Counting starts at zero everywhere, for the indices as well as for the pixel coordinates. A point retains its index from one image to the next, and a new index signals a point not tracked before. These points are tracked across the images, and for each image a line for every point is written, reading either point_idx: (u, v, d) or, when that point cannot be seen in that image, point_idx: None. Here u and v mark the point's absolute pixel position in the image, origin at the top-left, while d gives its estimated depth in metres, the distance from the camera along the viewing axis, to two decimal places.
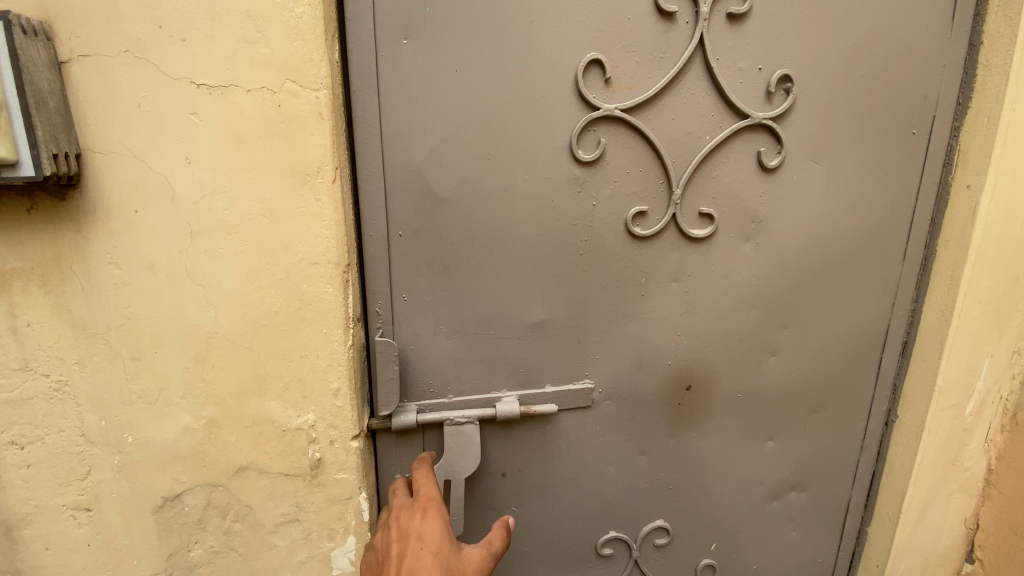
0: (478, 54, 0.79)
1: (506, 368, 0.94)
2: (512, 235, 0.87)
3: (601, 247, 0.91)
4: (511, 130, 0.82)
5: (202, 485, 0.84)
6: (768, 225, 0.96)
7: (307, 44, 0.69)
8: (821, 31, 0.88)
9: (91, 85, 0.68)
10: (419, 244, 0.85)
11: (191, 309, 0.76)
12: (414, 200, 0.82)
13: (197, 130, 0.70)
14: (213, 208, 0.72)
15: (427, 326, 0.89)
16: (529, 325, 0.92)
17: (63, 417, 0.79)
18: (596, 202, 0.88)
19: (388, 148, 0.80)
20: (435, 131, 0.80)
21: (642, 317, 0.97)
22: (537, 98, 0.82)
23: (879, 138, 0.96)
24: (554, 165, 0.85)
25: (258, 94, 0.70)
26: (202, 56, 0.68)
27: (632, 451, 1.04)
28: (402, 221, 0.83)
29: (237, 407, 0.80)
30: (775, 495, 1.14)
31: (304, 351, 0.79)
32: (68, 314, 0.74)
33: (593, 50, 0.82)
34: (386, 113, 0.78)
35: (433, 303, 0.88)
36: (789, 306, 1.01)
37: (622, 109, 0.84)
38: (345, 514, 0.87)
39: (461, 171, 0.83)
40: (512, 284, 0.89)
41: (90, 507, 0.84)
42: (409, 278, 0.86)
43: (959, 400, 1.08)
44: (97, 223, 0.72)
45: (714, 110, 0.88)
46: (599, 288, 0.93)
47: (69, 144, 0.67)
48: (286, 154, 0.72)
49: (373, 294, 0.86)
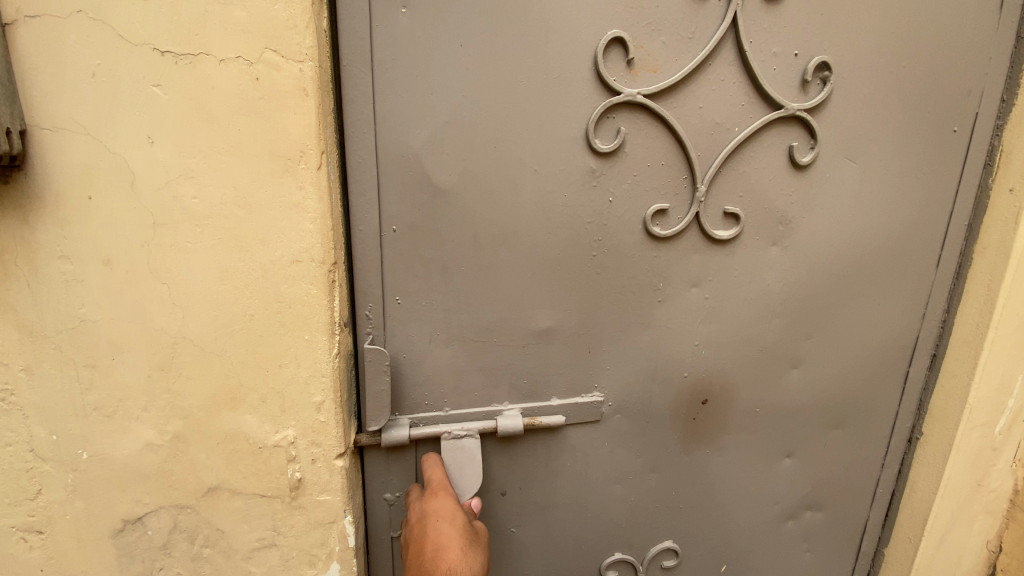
0: (487, 27, 0.70)
1: (509, 378, 0.85)
2: (518, 233, 0.79)
3: (616, 248, 0.83)
4: (521, 115, 0.74)
5: (167, 507, 0.75)
6: (797, 226, 0.88)
7: (290, 8, 0.60)
8: (864, 14, 0.80)
9: (38, 50, 0.59)
10: (414, 241, 0.76)
11: (154, 311, 0.66)
12: (411, 191, 0.74)
13: (161, 105, 0.61)
14: (179, 196, 0.63)
15: (423, 332, 0.80)
16: (534, 332, 0.84)
17: (10, 431, 0.70)
18: (613, 198, 0.80)
19: (383, 131, 0.71)
20: (436, 114, 0.71)
21: (657, 325, 0.89)
22: (551, 79, 0.73)
23: (917, 135, 0.88)
24: (567, 155, 0.77)
25: (233, 65, 0.60)
26: (168, 18, 0.59)
27: (642, 469, 0.96)
28: (397, 215, 0.74)
29: (208, 421, 0.71)
30: (791, 515, 1.07)
31: (283, 359, 0.70)
32: (12, 315, 0.65)
33: (614, 27, 0.73)
34: (381, 92, 0.69)
35: (430, 305, 0.79)
36: (814, 314, 0.94)
37: (645, 95, 0.76)
38: (328, 539, 0.79)
39: (463, 160, 0.74)
40: (517, 287, 0.81)
41: (42, 529, 0.75)
42: (403, 279, 0.77)
43: (990, 418, 1.00)
44: (46, 210, 0.62)
45: (744, 99, 0.80)
46: (612, 291, 0.85)
47: (11, 118, 0.57)
48: (265, 136, 0.62)
49: (363, 295, 0.77)
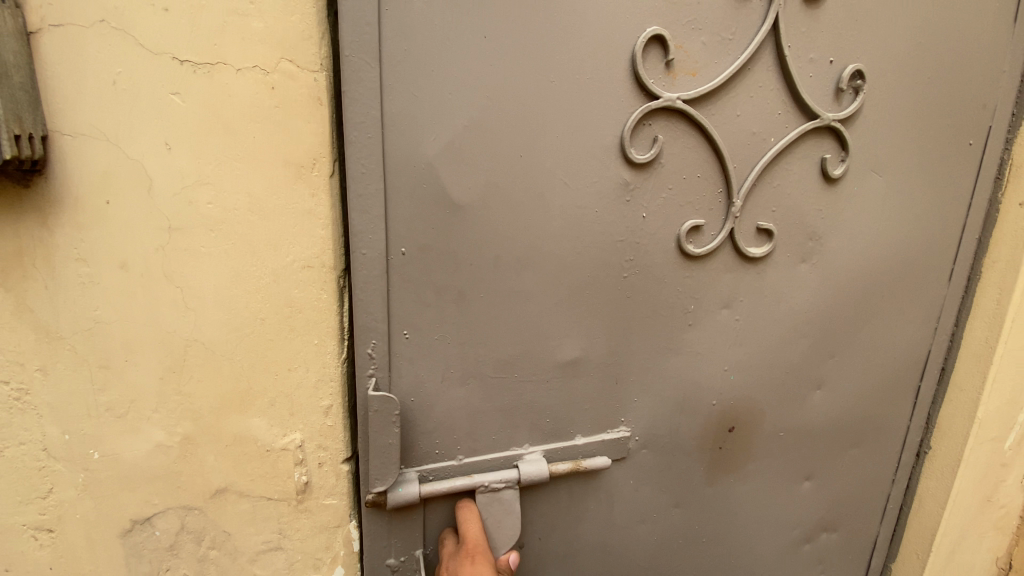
0: (507, 27, 0.67)
1: (524, 408, 0.82)
2: (544, 253, 0.76)
3: (648, 267, 0.81)
4: (546, 123, 0.71)
5: (175, 508, 0.76)
6: (826, 241, 0.88)
7: (307, 19, 0.62)
8: (895, 24, 0.80)
9: (59, 57, 0.60)
10: (426, 264, 0.71)
11: (166, 315, 0.67)
12: (424, 209, 0.69)
13: (179, 113, 0.62)
14: (194, 201, 0.64)
15: (434, 373, 0.76)
16: (560, 364, 0.81)
17: (23, 430, 0.71)
18: (646, 213, 0.79)
19: (395, 136, 0.66)
20: (453, 120, 0.68)
21: (686, 349, 0.87)
22: (578, 85, 0.71)
23: (936, 148, 0.89)
24: (600, 166, 0.75)
25: (249, 74, 0.62)
26: (187, 27, 0.60)
27: (667, 504, 0.95)
28: (407, 236, 0.70)
29: (217, 423, 0.72)
30: (808, 538, 1.06)
31: (293, 363, 0.71)
32: (29, 315, 0.66)
33: (653, 24, 0.71)
34: (390, 95, 0.65)
35: (444, 340, 0.75)
36: (838, 335, 0.95)
37: (684, 100, 0.75)
38: (333, 543, 0.79)
39: (483, 172, 0.70)
40: (540, 315, 0.78)
41: (53, 528, 0.76)
42: (413, 310, 0.73)
43: (1000, 433, 1.02)
44: (65, 214, 0.64)
45: (779, 107, 0.80)
46: (643, 317, 0.84)
47: (33, 124, 0.59)
48: (278, 143, 0.64)
49: (366, 331, 0.71)
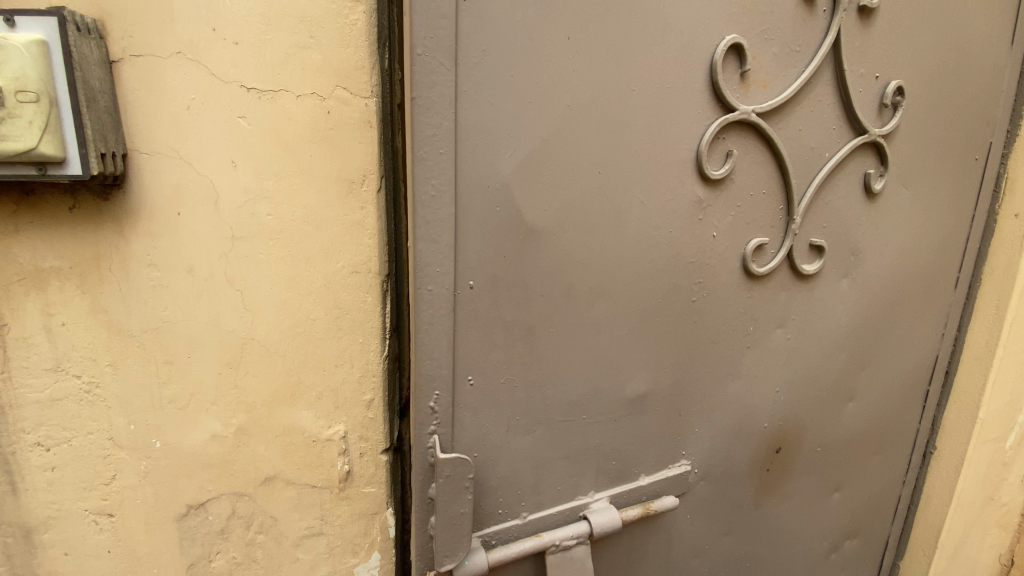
0: (580, 42, 0.66)
1: (581, 435, 0.81)
2: (617, 279, 0.77)
3: (713, 289, 0.85)
4: (613, 139, 0.72)
5: (227, 495, 0.82)
6: (866, 259, 0.95)
7: (360, 51, 0.69)
8: (919, 43, 0.86)
9: (138, 84, 0.68)
10: (496, 297, 0.70)
11: (227, 315, 0.74)
12: (495, 235, 0.68)
13: (245, 134, 0.69)
14: (255, 213, 0.71)
15: (497, 424, 0.75)
16: (629, 400, 0.83)
17: (92, 420, 0.78)
18: (716, 232, 0.82)
19: (467, 150, 0.64)
20: (528, 140, 0.67)
21: (745, 373, 0.92)
22: (649, 103, 0.72)
23: (950, 160, 0.95)
24: (676, 182, 0.77)
25: (308, 100, 0.69)
26: (255, 60, 0.68)
27: (718, 533, 0.98)
28: (476, 269, 0.68)
29: (269, 415, 0.79)
30: (834, 548, 1.11)
31: (339, 360, 0.77)
32: (104, 315, 0.74)
33: (731, 32, 0.73)
34: (463, 117, 0.63)
35: (509, 378, 0.74)
36: (870, 347, 1.00)
37: (758, 112, 0.78)
38: (370, 529, 0.85)
39: (557, 195, 0.70)
40: (611, 346, 0.80)
41: (112, 512, 0.82)
42: (479, 351, 0.71)
43: (1002, 432, 1.07)
44: (138, 224, 0.71)
45: (835, 122, 0.85)
46: (706, 341, 0.87)
47: (116, 144, 0.67)
48: (333, 161, 0.71)
49: (430, 380, 0.69)
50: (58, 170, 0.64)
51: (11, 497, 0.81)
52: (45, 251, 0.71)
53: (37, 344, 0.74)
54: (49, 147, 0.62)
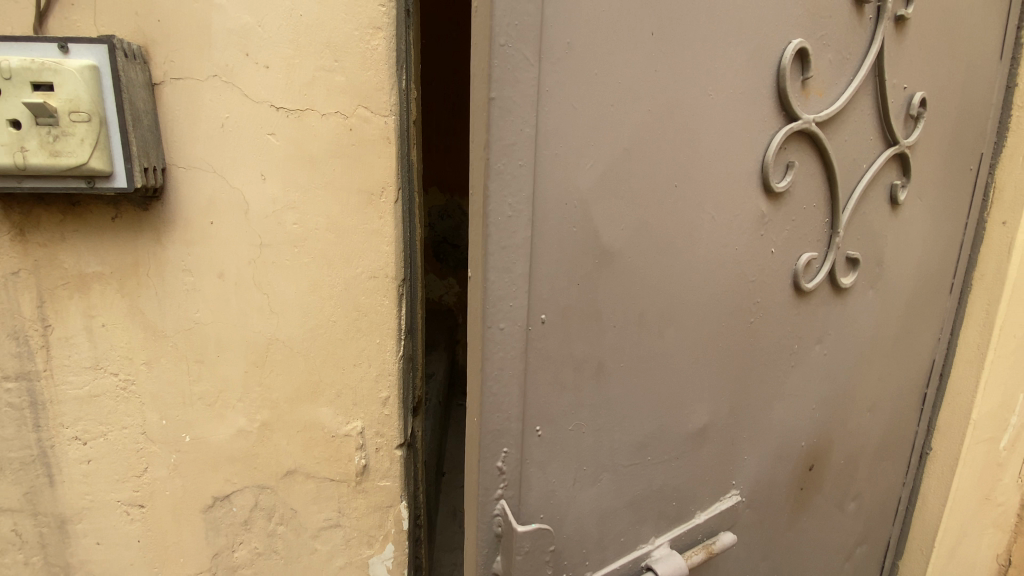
0: (663, 38, 0.59)
1: (645, 477, 0.74)
2: (686, 303, 0.71)
3: (769, 308, 0.81)
4: (689, 149, 0.65)
5: (250, 487, 0.87)
6: (888, 267, 0.96)
7: (380, 73, 0.74)
8: (928, 57, 0.88)
9: (177, 105, 0.74)
10: (567, 331, 0.61)
11: (254, 317, 0.80)
12: (571, 259, 0.59)
13: (273, 149, 0.75)
14: (282, 222, 0.77)
15: (564, 478, 0.66)
16: (691, 434, 0.77)
17: (127, 415, 0.83)
18: (775, 247, 0.79)
19: (547, 162, 0.55)
20: (608, 151, 0.59)
21: (788, 391, 0.89)
22: (723, 111, 0.67)
23: (947, 171, 0.99)
24: (744, 196, 0.73)
25: (332, 118, 0.75)
26: (284, 82, 0.74)
27: (759, 559, 0.94)
28: (549, 300, 0.59)
29: (291, 411, 0.84)
30: (848, 556, 1.12)
31: (358, 359, 0.82)
32: (140, 316, 0.80)
33: (796, 36, 0.70)
34: (545, 125, 0.54)
35: (577, 424, 0.65)
36: (888, 357, 1.03)
37: (815, 122, 0.76)
38: (385, 522, 0.90)
39: (634, 212, 0.63)
40: (679, 376, 0.73)
41: (143, 503, 0.88)
42: (549, 395, 0.62)
43: (995, 434, 1.11)
44: (174, 232, 0.77)
45: (871, 134, 0.86)
46: (761, 363, 0.83)
47: (156, 159, 0.73)
48: (354, 175, 0.76)
49: (500, 435, 0.60)
50: (106, 183, 0.70)
51: (49, 488, 0.86)
52: (88, 257, 0.77)
53: (78, 343, 0.80)
54: (99, 162, 0.68)
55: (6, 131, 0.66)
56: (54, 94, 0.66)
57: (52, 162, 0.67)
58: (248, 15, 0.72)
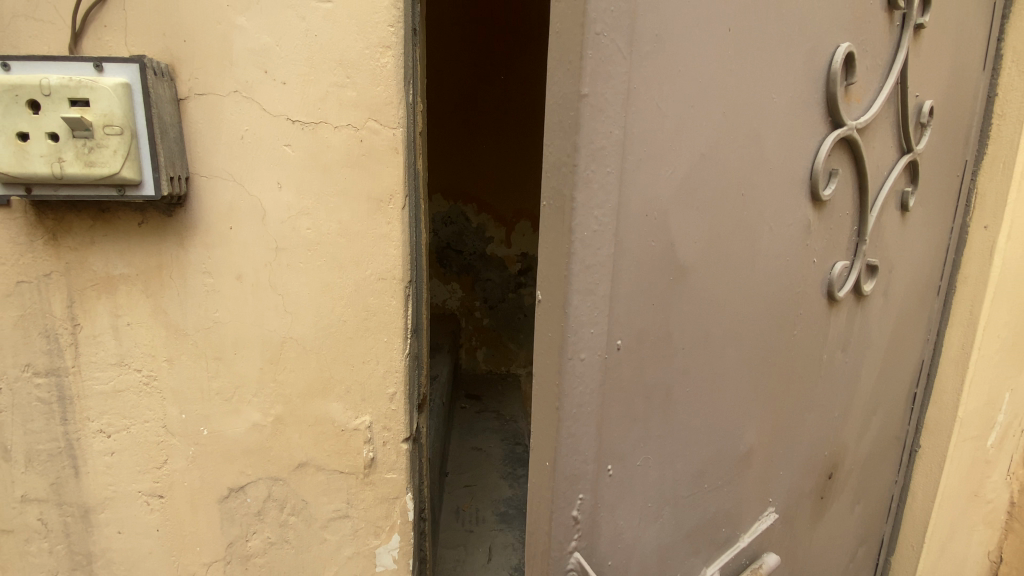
0: (734, 44, 0.58)
1: (696, 498, 0.73)
2: (740, 315, 0.70)
3: (806, 318, 0.81)
4: (751, 157, 0.64)
5: (264, 478, 0.92)
6: (895, 272, 0.98)
7: (389, 88, 0.79)
8: (929, 66, 0.90)
9: (201, 118, 0.79)
10: (640, 350, 0.59)
11: (270, 316, 0.85)
12: (645, 275, 0.57)
13: (289, 159, 0.80)
14: (296, 227, 0.82)
15: (630, 505, 0.64)
16: (738, 449, 0.77)
17: (148, 409, 0.88)
18: (815, 256, 0.79)
19: (629, 172, 0.53)
20: (681, 162, 0.57)
21: (817, 399, 0.90)
22: (780, 119, 0.66)
23: (937, 178, 1.01)
24: (792, 206, 0.72)
25: (344, 130, 0.80)
26: (299, 97, 0.79)
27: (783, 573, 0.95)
28: (625, 318, 0.56)
29: (303, 406, 0.88)
30: (852, 558, 1.14)
31: (366, 357, 0.87)
32: (163, 316, 0.85)
33: (844, 42, 0.70)
34: (631, 133, 0.52)
35: (643, 449, 0.63)
36: (893, 360, 1.05)
37: (856, 127, 0.77)
38: (391, 513, 0.94)
39: (701, 224, 0.61)
40: (729, 391, 0.72)
41: (162, 494, 0.92)
42: (620, 418, 0.60)
43: (982, 432, 1.15)
44: (196, 236, 0.82)
45: (889, 139, 0.87)
46: (797, 373, 0.84)
47: (181, 168, 0.78)
48: (364, 183, 0.81)
49: (577, 469, 0.57)
50: (135, 191, 0.75)
51: (74, 479, 0.91)
52: (116, 260, 0.82)
53: (105, 341, 0.85)
54: (130, 171, 0.73)
55: (45, 143, 0.72)
56: (90, 109, 0.72)
57: (86, 172, 0.73)
58: (267, 36, 0.77)
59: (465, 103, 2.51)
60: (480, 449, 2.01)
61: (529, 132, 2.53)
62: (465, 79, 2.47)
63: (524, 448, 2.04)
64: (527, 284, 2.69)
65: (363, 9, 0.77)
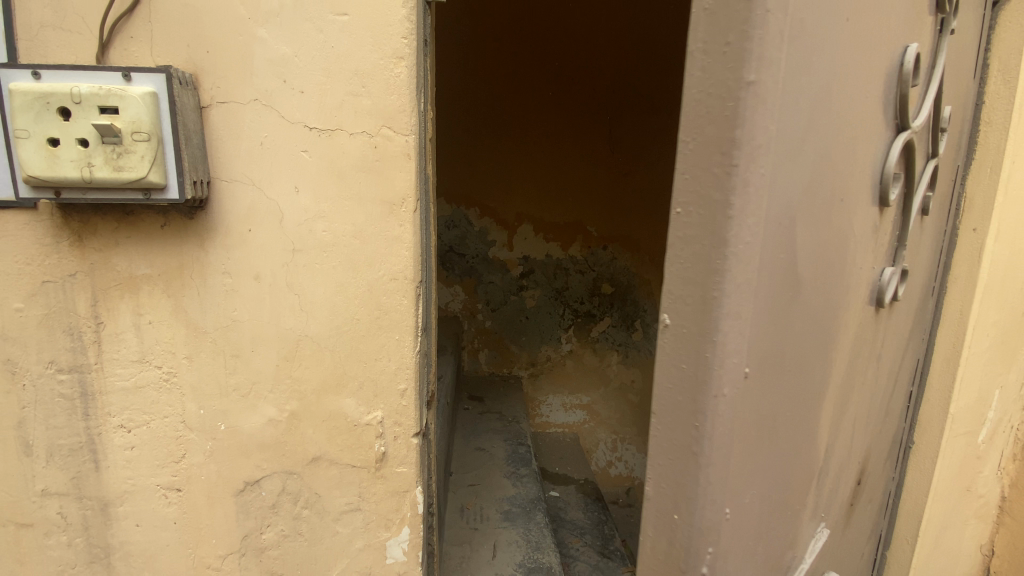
0: (848, 37, 0.54)
1: (783, 528, 0.67)
2: (825, 328, 0.66)
3: (861, 329, 0.79)
4: (848, 160, 0.60)
5: (279, 472, 0.95)
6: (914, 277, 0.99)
7: (402, 97, 0.83)
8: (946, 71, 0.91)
9: (222, 125, 0.83)
10: (761, 373, 0.53)
11: (287, 314, 0.88)
12: (772, 290, 0.51)
13: (306, 164, 0.84)
14: (312, 229, 0.86)
15: (739, 548, 0.57)
16: (811, 468, 0.73)
17: (168, 405, 0.92)
18: (872, 263, 0.77)
19: (774, 173, 0.46)
20: (805, 161, 0.51)
21: (858, 408, 0.88)
22: (867, 120, 0.63)
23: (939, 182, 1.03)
24: (866, 212, 0.69)
25: (359, 137, 0.83)
26: (316, 105, 0.83)
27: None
28: (756, 340, 0.50)
29: (317, 402, 0.92)
30: (860, 558, 1.14)
31: (378, 354, 0.90)
32: (183, 314, 0.88)
33: (908, 45, 0.69)
34: (779, 129, 0.45)
35: (752, 481, 0.57)
36: (904, 364, 1.06)
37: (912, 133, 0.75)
38: (402, 506, 0.97)
39: (812, 231, 0.56)
40: (812, 409, 0.68)
41: (180, 487, 0.95)
42: (742, 450, 0.53)
43: (972, 428, 1.19)
44: (216, 238, 0.86)
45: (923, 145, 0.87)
46: (850, 384, 0.81)
47: (202, 172, 0.82)
48: (378, 187, 0.85)
49: (705, 514, 0.49)
50: (160, 194, 0.79)
51: (94, 472, 0.94)
52: (139, 261, 0.86)
53: (127, 339, 0.89)
54: (156, 175, 0.77)
55: (75, 148, 0.75)
56: (119, 116, 0.75)
57: (115, 176, 0.76)
58: (286, 47, 0.81)
59: (466, 107, 2.54)
60: (483, 449, 2.04)
61: (531, 137, 2.58)
62: (467, 84, 2.51)
63: (527, 448, 2.07)
64: (528, 287, 2.73)
65: (377, 22, 0.81)
